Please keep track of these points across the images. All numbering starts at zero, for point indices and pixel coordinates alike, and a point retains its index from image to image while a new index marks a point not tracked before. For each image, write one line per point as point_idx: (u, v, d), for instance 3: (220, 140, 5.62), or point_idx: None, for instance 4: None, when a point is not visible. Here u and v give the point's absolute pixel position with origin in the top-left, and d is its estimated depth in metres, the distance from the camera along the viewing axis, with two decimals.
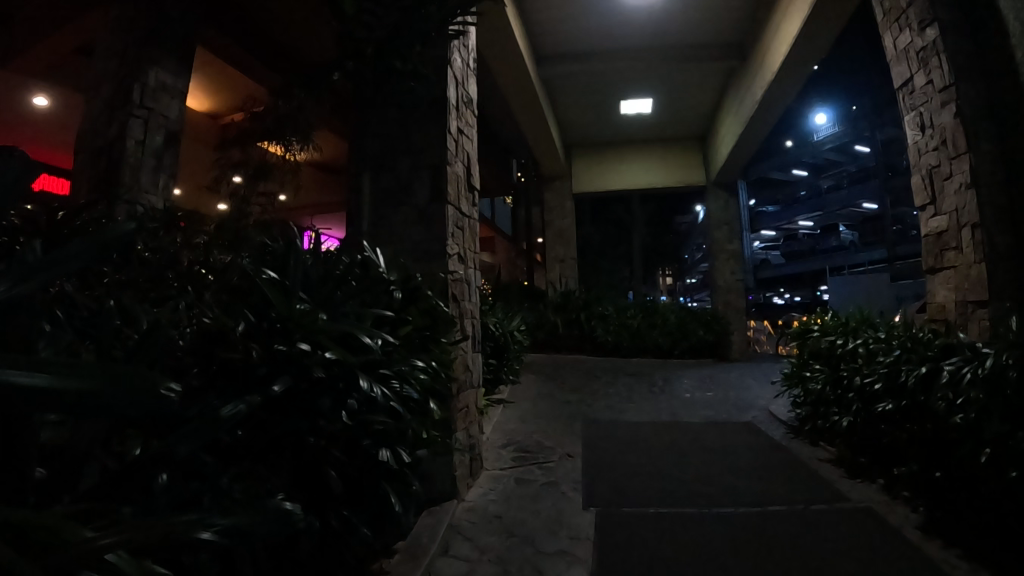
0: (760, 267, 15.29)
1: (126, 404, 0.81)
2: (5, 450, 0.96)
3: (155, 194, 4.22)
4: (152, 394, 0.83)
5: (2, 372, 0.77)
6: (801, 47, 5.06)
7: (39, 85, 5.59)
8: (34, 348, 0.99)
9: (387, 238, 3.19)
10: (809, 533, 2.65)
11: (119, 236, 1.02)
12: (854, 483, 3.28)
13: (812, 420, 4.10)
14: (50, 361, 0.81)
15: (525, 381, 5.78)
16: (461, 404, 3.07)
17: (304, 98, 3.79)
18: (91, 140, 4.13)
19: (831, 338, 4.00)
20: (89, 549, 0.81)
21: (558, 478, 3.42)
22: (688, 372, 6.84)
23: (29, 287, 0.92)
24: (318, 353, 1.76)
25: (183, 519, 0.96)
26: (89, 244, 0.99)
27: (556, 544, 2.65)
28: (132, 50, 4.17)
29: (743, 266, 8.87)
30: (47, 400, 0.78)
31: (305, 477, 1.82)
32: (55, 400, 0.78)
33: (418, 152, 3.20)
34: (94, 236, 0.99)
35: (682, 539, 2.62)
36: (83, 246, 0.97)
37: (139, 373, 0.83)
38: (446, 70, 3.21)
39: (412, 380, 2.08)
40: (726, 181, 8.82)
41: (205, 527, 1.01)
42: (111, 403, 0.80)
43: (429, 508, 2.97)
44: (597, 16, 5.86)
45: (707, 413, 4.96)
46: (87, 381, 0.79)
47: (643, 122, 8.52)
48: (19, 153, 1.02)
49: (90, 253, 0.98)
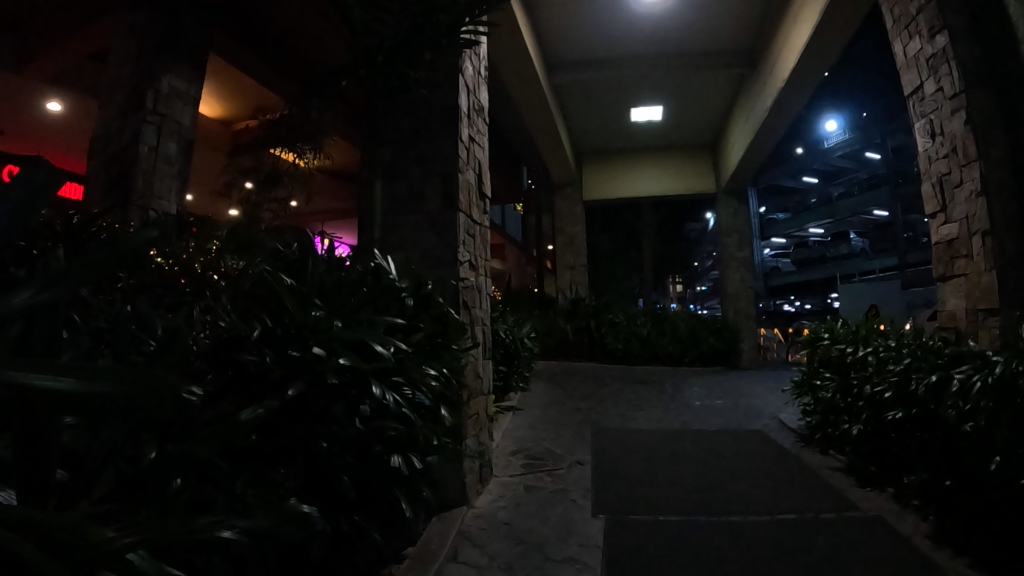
0: (769, 275, 15.25)
1: (144, 408, 0.82)
2: (30, 459, 0.99)
3: (167, 200, 4.25)
4: (170, 396, 0.85)
5: (25, 376, 0.79)
6: (811, 54, 5.06)
7: (52, 92, 5.65)
8: (56, 356, 1.01)
9: (398, 245, 3.21)
10: (817, 542, 2.64)
11: (141, 243, 1.03)
12: (864, 492, 3.26)
13: (822, 429, 4.08)
14: (68, 364, 0.82)
15: (535, 387, 5.77)
16: (471, 411, 3.08)
17: (316, 105, 3.82)
18: (104, 145, 4.19)
19: (842, 347, 3.99)
20: (112, 549, 0.82)
21: (567, 486, 3.42)
22: (698, 380, 6.83)
23: (55, 293, 0.93)
24: (331, 360, 1.77)
25: (209, 528, 0.98)
26: (115, 249, 1.00)
27: (566, 551, 2.66)
28: (146, 57, 4.22)
29: (753, 273, 8.83)
30: (65, 404, 0.79)
31: (317, 482, 1.83)
32: (74, 401, 0.80)
33: (430, 160, 3.23)
34: (118, 244, 1.01)
35: (691, 546, 2.62)
36: (107, 251, 0.99)
37: (159, 377, 0.85)
38: (458, 78, 3.23)
39: (425, 386, 2.08)
40: (737, 189, 8.80)
41: (225, 527, 1.02)
42: (127, 406, 0.81)
43: (438, 515, 2.97)
44: (607, 24, 5.88)
45: (716, 421, 4.95)
46: (103, 386, 0.81)
47: (652, 129, 8.53)
48: (40, 160, 1.04)
49: (115, 258, 1.00)
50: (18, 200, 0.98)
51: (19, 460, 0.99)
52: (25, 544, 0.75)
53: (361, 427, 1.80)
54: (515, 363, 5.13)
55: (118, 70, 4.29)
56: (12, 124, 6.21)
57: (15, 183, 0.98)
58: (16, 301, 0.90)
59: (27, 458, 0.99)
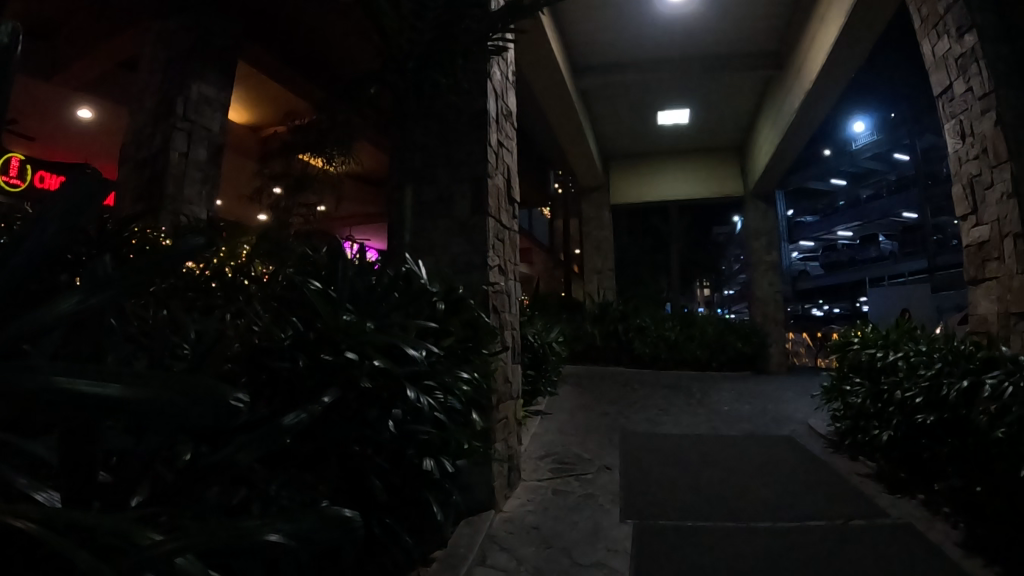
0: (796, 279, 15.08)
1: (190, 415, 0.83)
2: (77, 464, 1.02)
3: (197, 205, 4.31)
4: (198, 407, 0.84)
5: (74, 383, 0.81)
6: (838, 55, 5.01)
7: (84, 99, 5.77)
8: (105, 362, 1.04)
9: (428, 250, 3.22)
10: (845, 549, 2.61)
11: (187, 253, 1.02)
12: (893, 499, 3.21)
13: (852, 434, 4.01)
14: (113, 372, 0.84)
15: (564, 392, 5.77)
16: (501, 415, 3.09)
17: (344, 111, 3.86)
18: (135, 152, 4.26)
19: (872, 351, 3.93)
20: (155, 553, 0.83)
21: (596, 490, 3.41)
22: (726, 385, 6.77)
23: (104, 298, 0.95)
24: (366, 363, 1.78)
25: (250, 538, 1.00)
26: (161, 258, 1.00)
27: (593, 555, 2.65)
28: (175, 64, 4.29)
29: (781, 277, 8.73)
30: (112, 411, 0.81)
31: (349, 484, 1.85)
32: (102, 405, 0.80)
33: (459, 164, 3.25)
34: (164, 253, 1.00)
35: (718, 552, 2.60)
36: (152, 259, 0.99)
37: (203, 384, 0.86)
38: (486, 83, 3.24)
39: (457, 391, 2.09)
40: (764, 192, 8.71)
41: (271, 530, 1.03)
42: (173, 413, 0.83)
43: (467, 518, 2.97)
44: (632, 27, 5.87)
45: (744, 426, 4.91)
46: (149, 392, 0.82)
47: (679, 132, 8.49)
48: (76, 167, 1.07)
49: (161, 266, 1.00)
50: (71, 208, 1.00)
51: (66, 465, 1.02)
52: (77, 549, 0.77)
53: (395, 431, 1.81)
54: (543, 368, 5.12)
55: (148, 77, 4.37)
56: (46, 132, 6.35)
57: (64, 193, 0.99)
58: (64, 308, 0.92)
59: (74, 464, 1.02)
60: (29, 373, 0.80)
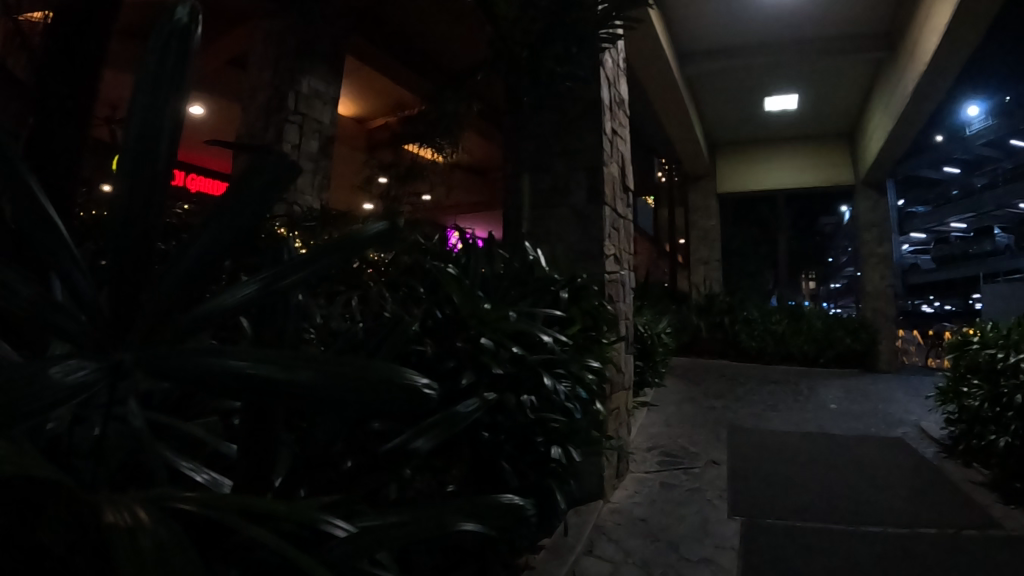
0: (910, 273, 14.35)
1: (348, 400, 0.80)
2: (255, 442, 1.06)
3: (311, 196, 4.49)
4: (376, 395, 0.82)
5: (236, 364, 0.79)
6: (961, 34, 4.69)
7: (201, 95, 6.12)
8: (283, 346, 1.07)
9: (546, 239, 3.25)
10: (967, 561, 2.46)
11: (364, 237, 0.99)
12: (1012, 509, 3.01)
13: (966, 438, 3.78)
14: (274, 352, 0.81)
15: (671, 384, 5.70)
16: (614, 405, 3.07)
17: (452, 103, 3.94)
18: (251, 145, 4.48)
19: (991, 351, 3.68)
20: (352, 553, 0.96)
21: (703, 485, 3.34)
22: (833, 382, 6.52)
23: (280, 284, 0.94)
24: (502, 350, 1.84)
25: (389, 539, 1.02)
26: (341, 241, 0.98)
27: (700, 551, 2.61)
28: (287, 61, 4.48)
29: (894, 270, 8.31)
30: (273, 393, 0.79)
31: (482, 474, 1.88)
32: (285, 397, 0.78)
33: (571, 154, 3.25)
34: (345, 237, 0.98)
35: (827, 555, 2.51)
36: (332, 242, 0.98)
37: (364, 367, 0.82)
38: (598, 72, 3.22)
39: (584, 380, 2.09)
40: (875, 180, 8.30)
41: (464, 520, 1.15)
42: (332, 397, 0.80)
43: (575, 507, 2.98)
44: (738, 11, 5.69)
45: (854, 426, 4.71)
46: (308, 375, 0.80)
47: (785, 118, 8.18)
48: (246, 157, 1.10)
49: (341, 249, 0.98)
50: None
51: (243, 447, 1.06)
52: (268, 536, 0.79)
53: (529, 417, 1.84)
54: (652, 359, 5.06)
55: (261, 73, 4.58)
56: None
57: None
58: (243, 294, 0.92)
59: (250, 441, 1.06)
60: (217, 362, 0.79)
